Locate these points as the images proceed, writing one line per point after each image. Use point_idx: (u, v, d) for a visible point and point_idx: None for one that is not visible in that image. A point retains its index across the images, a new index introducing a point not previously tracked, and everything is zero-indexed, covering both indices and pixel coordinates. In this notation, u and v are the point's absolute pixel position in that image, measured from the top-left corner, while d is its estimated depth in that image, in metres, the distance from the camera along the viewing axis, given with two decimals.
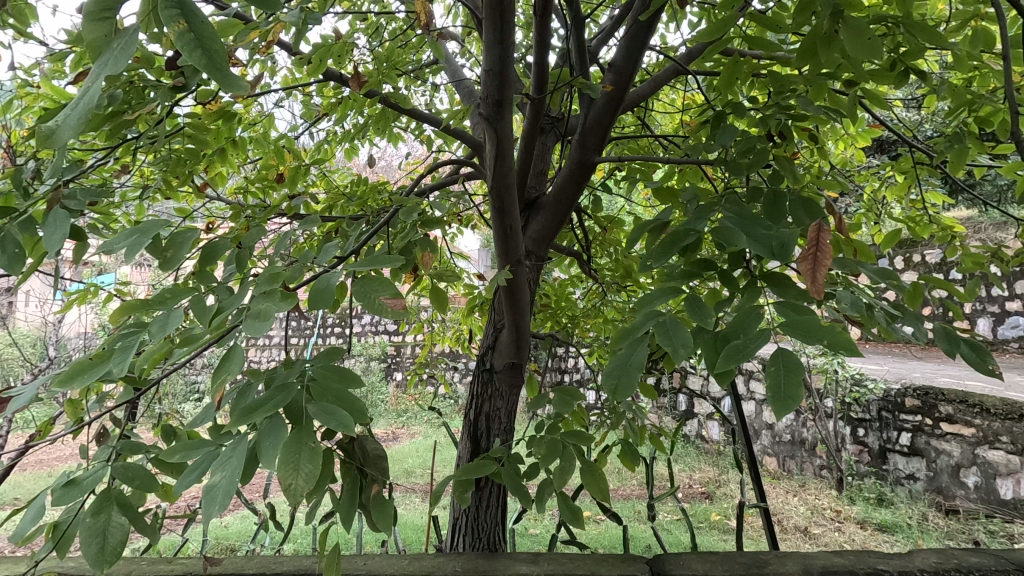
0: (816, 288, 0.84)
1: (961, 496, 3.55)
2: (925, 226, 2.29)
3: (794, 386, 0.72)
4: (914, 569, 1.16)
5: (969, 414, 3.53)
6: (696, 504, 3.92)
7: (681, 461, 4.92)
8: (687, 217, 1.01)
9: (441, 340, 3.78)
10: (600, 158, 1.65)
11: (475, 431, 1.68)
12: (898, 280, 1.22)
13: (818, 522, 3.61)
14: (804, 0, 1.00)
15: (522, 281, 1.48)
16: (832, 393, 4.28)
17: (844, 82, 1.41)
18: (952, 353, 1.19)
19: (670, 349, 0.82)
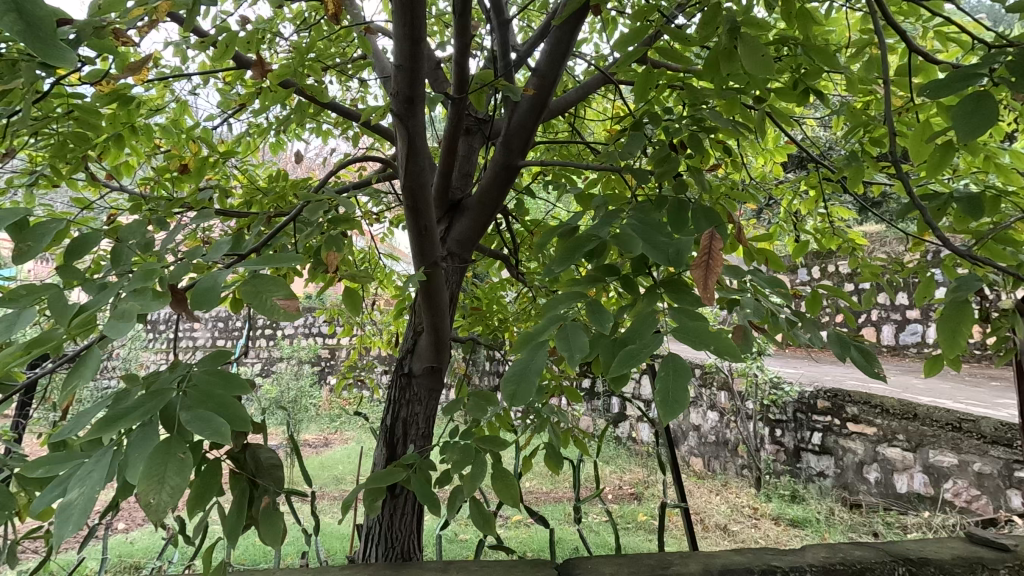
0: (708, 295, 0.87)
1: (864, 490, 3.80)
2: (831, 238, 2.44)
3: (682, 391, 0.74)
4: (805, 565, 1.22)
5: (872, 414, 3.78)
6: (623, 505, 4.01)
7: (612, 463, 5.03)
8: (593, 223, 1.01)
9: (371, 343, 3.69)
10: (524, 162, 1.65)
11: (391, 437, 1.63)
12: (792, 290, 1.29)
13: (737, 520, 3.77)
14: (709, 14, 1.03)
15: (440, 283, 1.45)
16: (752, 396, 4.53)
17: (753, 99, 1.47)
18: (843, 357, 1.26)
19: (567, 354, 0.82)
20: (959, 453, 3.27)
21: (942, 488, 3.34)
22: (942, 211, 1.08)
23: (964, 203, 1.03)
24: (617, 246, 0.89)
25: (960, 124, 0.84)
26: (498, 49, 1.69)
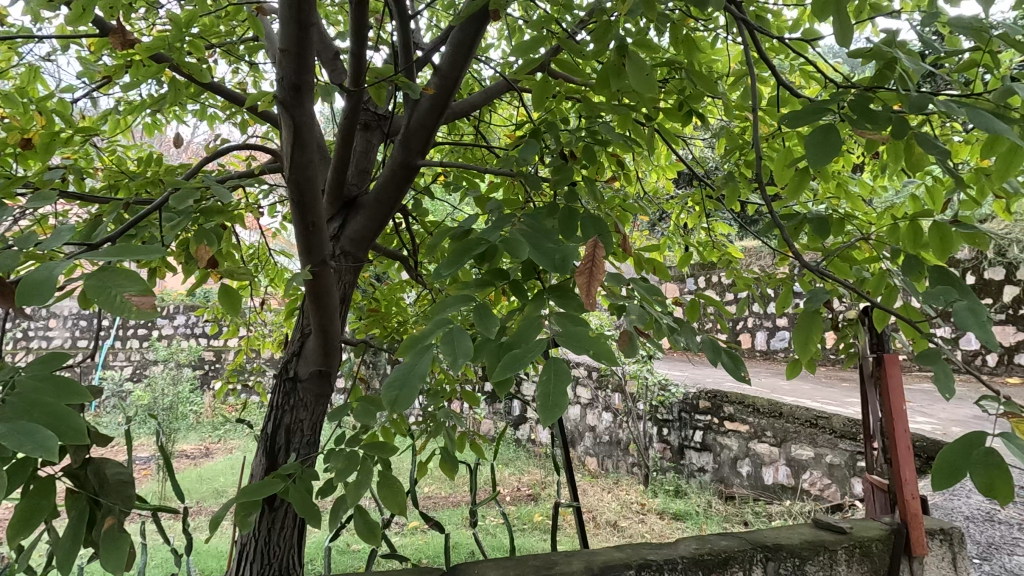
0: (591, 302, 0.89)
1: (738, 483, 4.15)
2: (712, 250, 2.64)
3: (561, 395, 0.75)
4: (676, 557, 1.30)
5: (745, 413, 4.12)
6: (521, 506, 4.07)
7: (511, 466, 5.09)
8: (485, 227, 1.01)
9: (260, 346, 3.47)
10: (424, 162, 1.62)
11: (272, 447, 1.53)
12: (671, 298, 1.37)
13: (626, 516, 3.95)
14: (601, 30, 1.06)
15: (330, 283, 1.39)
16: (643, 397, 4.79)
17: (644, 115, 1.54)
18: (715, 362, 1.37)
19: (451, 360, 0.80)
20: (814, 446, 3.61)
21: (801, 479, 3.67)
22: (797, 229, 1.19)
23: (815, 224, 1.15)
24: (505, 249, 0.89)
25: (810, 152, 0.93)
26: (399, 45, 1.65)
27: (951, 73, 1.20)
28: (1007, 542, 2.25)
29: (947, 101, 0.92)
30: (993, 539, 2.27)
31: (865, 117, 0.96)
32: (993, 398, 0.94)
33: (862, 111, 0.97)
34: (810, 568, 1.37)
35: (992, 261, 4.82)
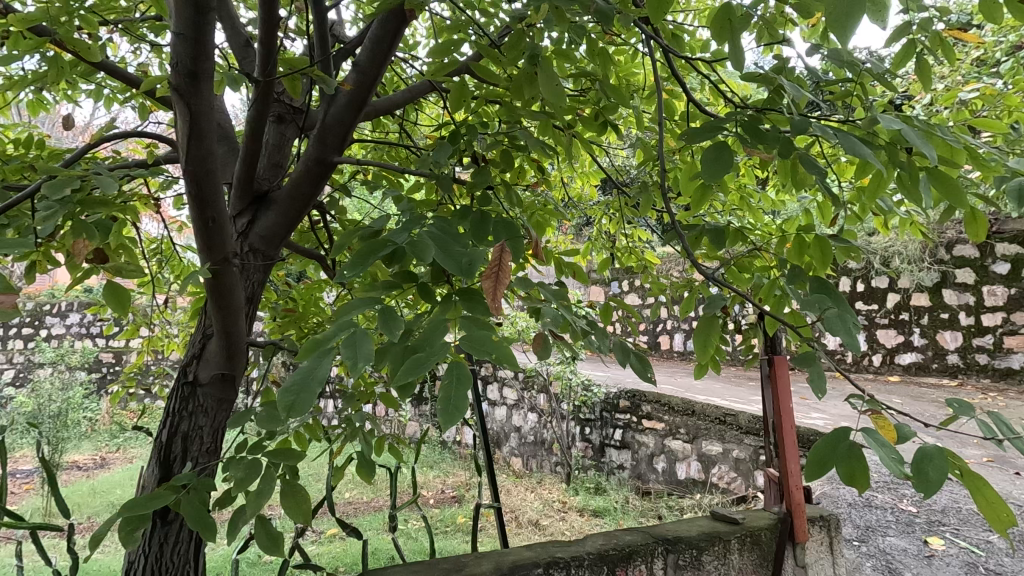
0: (496, 305, 0.90)
1: (653, 479, 4.33)
2: (630, 256, 2.74)
3: (462, 399, 0.76)
4: (583, 554, 1.34)
5: (662, 411, 4.31)
6: (444, 508, 4.04)
7: (436, 468, 5.05)
8: (394, 228, 0.99)
9: (165, 347, 3.24)
10: (341, 159, 1.57)
11: (166, 456, 1.43)
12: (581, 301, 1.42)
13: (547, 514, 4.03)
14: (514, 38, 1.08)
15: (233, 283, 1.32)
16: (567, 397, 4.91)
17: (562, 123, 1.58)
18: (623, 364, 1.43)
19: (351, 363, 0.79)
20: (722, 442, 3.81)
21: (710, 473, 3.88)
22: (696, 240, 1.27)
23: (713, 234, 1.23)
24: (411, 251, 0.89)
25: (704, 168, 0.99)
26: (316, 36, 1.59)
27: (833, 101, 1.32)
28: (881, 524, 2.50)
29: (822, 126, 1.01)
30: (870, 523, 2.51)
31: (753, 137, 1.04)
32: (857, 396, 1.05)
33: (752, 130, 1.05)
34: (706, 558, 1.45)
35: (878, 271, 5.33)
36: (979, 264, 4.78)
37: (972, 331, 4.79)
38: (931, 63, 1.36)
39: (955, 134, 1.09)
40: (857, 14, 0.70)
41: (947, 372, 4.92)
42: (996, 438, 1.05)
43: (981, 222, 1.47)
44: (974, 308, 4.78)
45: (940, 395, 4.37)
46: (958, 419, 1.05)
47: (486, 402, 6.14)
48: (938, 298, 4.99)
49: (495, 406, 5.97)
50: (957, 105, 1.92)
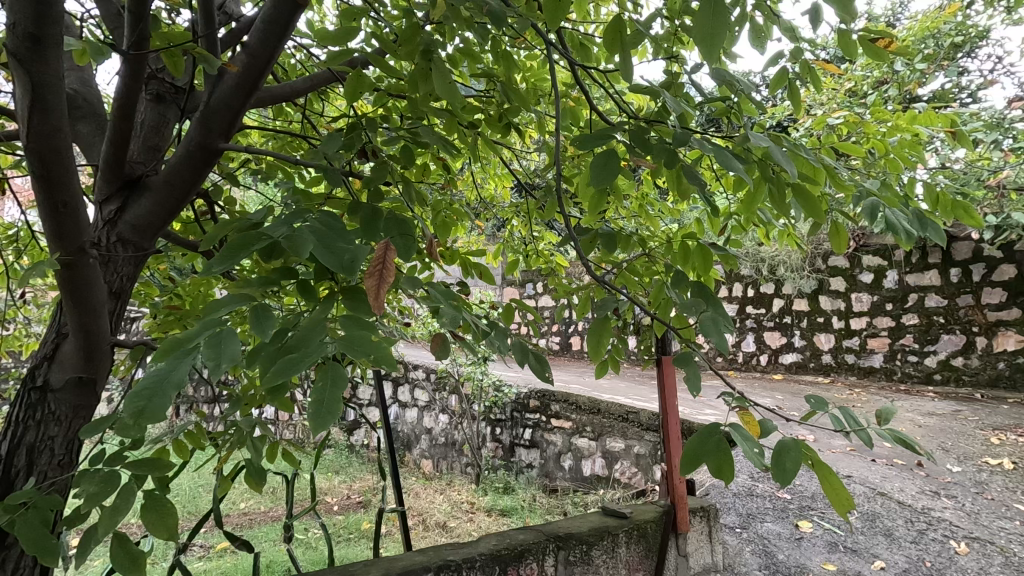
0: (379, 304, 0.87)
1: (560, 476, 4.44)
2: (538, 258, 2.79)
3: (335, 403, 0.73)
4: (475, 555, 1.34)
5: (569, 410, 4.41)
6: (347, 515, 3.90)
7: (342, 473, 4.88)
8: (274, 220, 0.93)
9: (24, 347, 2.88)
10: (228, 146, 1.46)
11: (6, 471, 1.25)
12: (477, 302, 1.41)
13: (455, 515, 4.00)
14: (409, 32, 1.06)
15: (92, 275, 1.18)
16: (478, 398, 4.92)
17: (467, 121, 1.57)
18: (522, 364, 1.44)
19: (212, 365, 0.73)
20: (625, 438, 3.97)
21: (613, 469, 4.03)
22: (590, 244, 1.30)
23: (605, 239, 1.28)
24: (288, 246, 0.84)
25: (592, 175, 1.02)
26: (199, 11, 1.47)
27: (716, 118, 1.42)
28: (760, 511, 2.70)
29: (701, 140, 1.07)
30: (751, 510, 2.71)
31: (640, 147, 1.10)
32: (728, 395, 1.12)
33: (639, 141, 1.10)
34: (596, 553, 1.50)
35: (766, 278, 5.81)
36: (849, 273, 5.34)
37: (842, 333, 5.34)
38: (800, 89, 1.49)
39: (815, 155, 1.20)
40: (719, 35, 0.74)
41: (821, 370, 5.45)
42: (844, 430, 1.17)
43: (842, 235, 1.63)
44: (844, 313, 5.33)
45: (814, 391, 4.83)
46: (814, 414, 1.15)
47: (397, 404, 6.02)
48: (815, 304, 5.52)
49: (406, 408, 5.87)
50: (827, 129, 2.12)
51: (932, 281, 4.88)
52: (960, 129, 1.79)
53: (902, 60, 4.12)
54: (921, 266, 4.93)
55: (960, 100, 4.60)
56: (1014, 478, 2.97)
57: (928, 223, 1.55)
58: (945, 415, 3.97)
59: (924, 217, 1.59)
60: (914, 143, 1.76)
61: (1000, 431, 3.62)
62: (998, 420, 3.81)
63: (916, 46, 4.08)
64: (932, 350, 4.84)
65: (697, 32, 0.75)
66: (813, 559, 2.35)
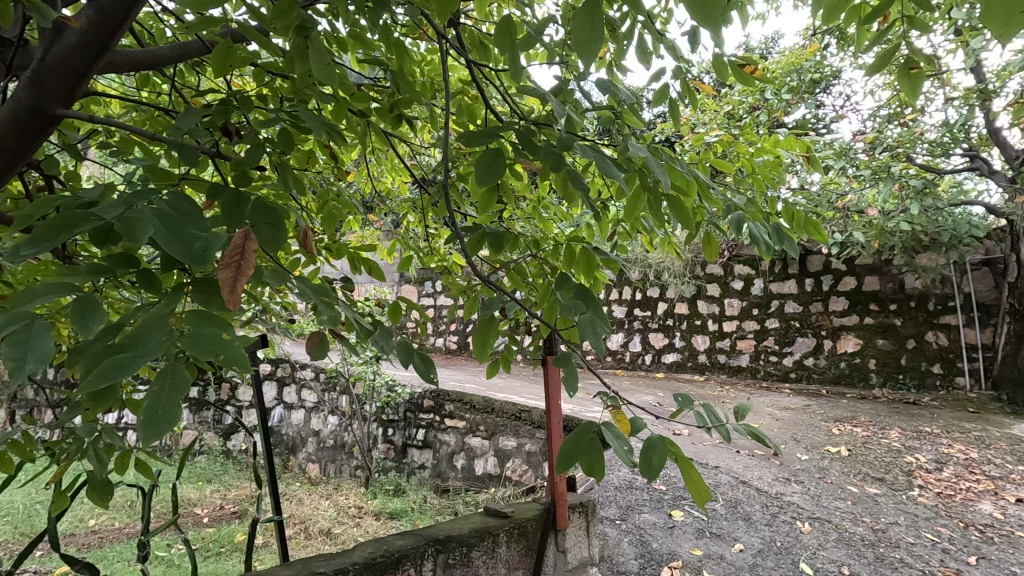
0: (234, 299, 0.79)
1: (453, 476, 4.41)
2: (433, 256, 2.75)
3: (173, 408, 0.64)
4: (348, 565, 1.28)
5: (463, 410, 4.40)
6: (219, 527, 3.59)
7: (216, 482, 4.49)
8: (110, 200, 0.81)
9: None
10: (68, 113, 1.27)
11: None
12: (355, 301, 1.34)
13: (340, 521, 3.83)
14: (283, 5, 0.96)
15: None
16: (370, 399, 4.76)
17: (357, 110, 1.50)
18: (405, 364, 1.39)
19: (15, 366, 0.61)
20: (517, 437, 4.00)
21: (504, 467, 4.06)
22: (477, 243, 1.28)
23: (491, 239, 1.27)
24: (123, 230, 0.73)
25: (476, 172, 1.01)
26: None
27: (604, 128, 1.47)
28: (639, 503, 2.86)
29: (585, 146, 1.09)
30: (630, 502, 2.86)
31: (526, 148, 1.10)
32: (603, 393, 1.16)
33: (525, 142, 1.10)
34: (476, 553, 1.50)
35: (652, 282, 6.19)
36: (723, 280, 5.84)
37: (716, 335, 5.83)
38: (678, 107, 1.59)
39: (688, 169, 1.27)
40: (595, 42, 0.76)
41: (697, 369, 5.91)
42: (707, 426, 1.25)
43: (713, 245, 1.75)
44: (719, 316, 5.82)
45: (691, 389, 5.22)
46: (681, 412, 1.23)
47: (281, 405, 5.67)
48: (694, 308, 5.97)
49: (291, 409, 5.56)
50: (705, 145, 2.28)
51: (791, 289, 5.46)
52: (814, 155, 2.00)
53: (772, 90, 4.57)
54: (782, 275, 5.51)
55: (817, 130, 5.20)
56: (849, 464, 3.40)
57: (785, 237, 1.71)
58: (797, 409, 4.47)
59: (782, 231, 1.75)
60: (776, 164, 1.94)
61: (839, 422, 4.13)
62: (838, 413, 4.35)
63: (783, 78, 4.55)
64: (789, 351, 5.42)
65: (575, 39, 0.76)
66: (683, 546, 2.52)
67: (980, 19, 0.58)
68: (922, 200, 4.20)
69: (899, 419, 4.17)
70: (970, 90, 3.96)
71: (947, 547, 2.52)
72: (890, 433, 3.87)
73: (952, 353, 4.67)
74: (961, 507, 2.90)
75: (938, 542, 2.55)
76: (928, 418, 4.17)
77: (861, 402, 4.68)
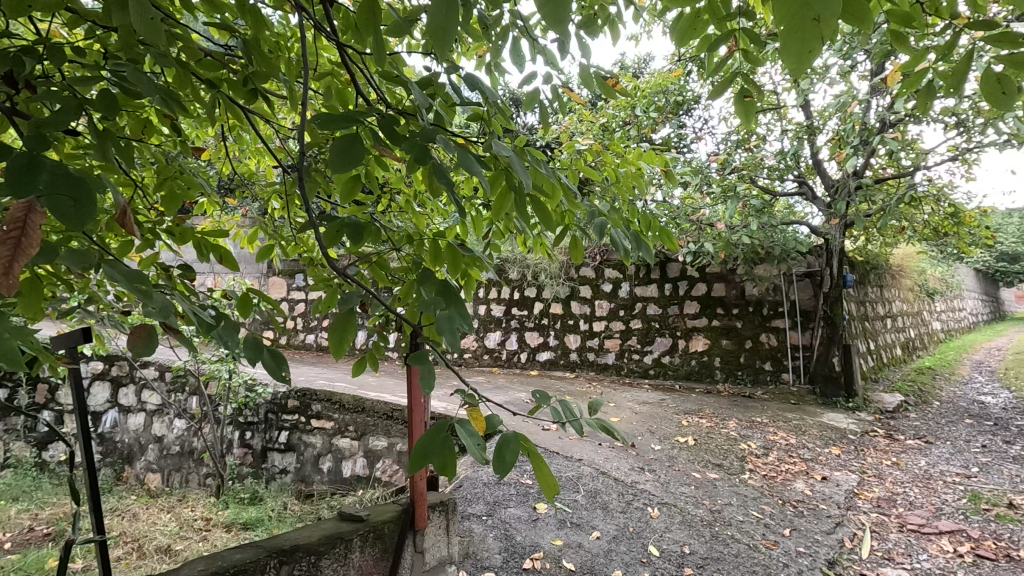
0: (8, 282, 0.73)
1: (317, 480, 4.18)
2: (296, 246, 2.57)
3: None
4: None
5: (331, 410, 4.18)
6: (23, 553, 3.05)
7: (24, 500, 3.83)
8: None
9: None
10: None
11: None
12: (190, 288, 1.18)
13: (182, 537, 3.45)
14: None
15: None
16: (225, 400, 4.36)
17: (205, 80, 1.35)
18: (254, 362, 1.26)
19: None
20: (388, 437, 3.87)
21: (374, 469, 3.91)
22: (334, 235, 1.21)
23: (350, 229, 1.19)
24: None
25: (329, 157, 0.95)
26: None
27: (474, 128, 1.47)
28: (505, 498, 2.91)
29: (447, 140, 1.08)
30: (497, 497, 2.90)
31: (388, 138, 1.06)
32: (461, 392, 1.16)
33: (386, 130, 1.06)
34: (325, 562, 1.57)
35: (529, 283, 6.39)
36: (594, 282, 6.19)
37: (587, 335, 6.16)
38: (547, 112, 1.64)
39: (552, 172, 1.31)
40: (451, 34, 0.74)
41: (569, 366, 6.19)
42: (562, 421, 1.29)
43: (578, 248, 1.82)
44: (589, 317, 6.16)
45: (561, 385, 5.45)
46: (540, 408, 1.25)
47: (116, 409, 5.00)
48: (567, 308, 6.26)
49: (128, 413, 4.93)
50: (577, 152, 2.38)
51: (652, 293, 5.93)
52: (671, 170, 2.17)
53: (641, 107, 4.94)
54: (645, 280, 5.96)
55: (680, 148, 5.70)
56: (694, 452, 3.75)
57: (641, 244, 1.83)
58: (653, 404, 4.86)
59: (639, 238, 1.86)
60: (637, 175, 2.08)
61: (688, 415, 4.56)
62: (688, 406, 4.80)
63: (651, 98, 4.94)
64: (649, 350, 5.88)
65: (432, 28, 0.74)
66: (545, 537, 2.61)
67: (779, 58, 0.64)
68: (759, 217, 4.77)
69: (736, 411, 4.69)
70: (800, 125, 4.59)
71: (768, 522, 2.88)
72: (729, 424, 4.36)
73: (780, 352, 5.36)
74: (781, 487, 3.33)
75: (762, 519, 2.91)
76: (759, 410, 4.75)
77: (707, 396, 5.21)
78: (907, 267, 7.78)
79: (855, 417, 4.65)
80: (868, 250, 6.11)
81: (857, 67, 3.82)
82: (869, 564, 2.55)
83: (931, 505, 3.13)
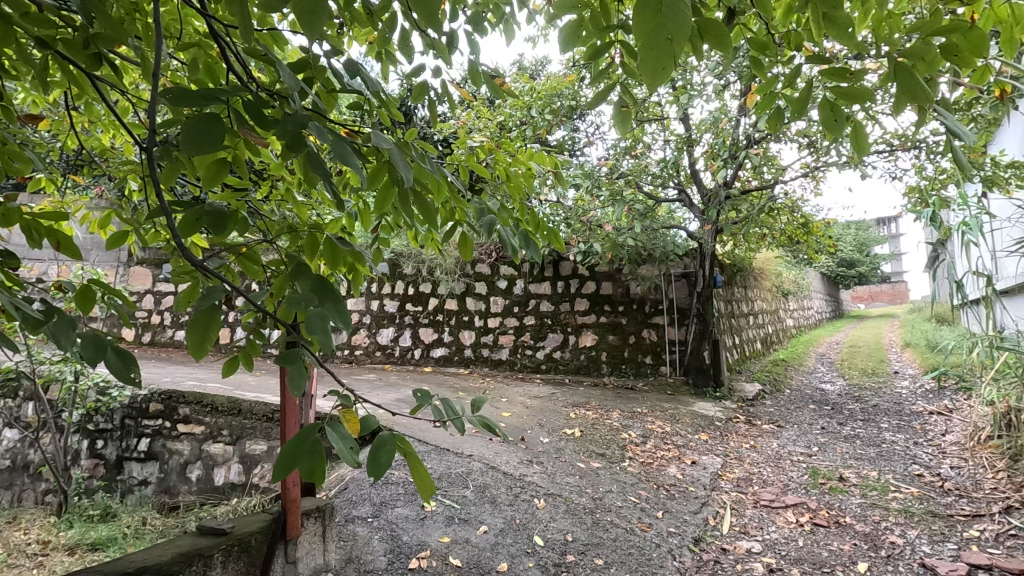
0: None
1: (183, 490, 3.82)
2: (154, 235, 2.30)
3: None
4: None
5: (201, 413, 3.83)
6: None
7: None
8: None
9: None
10: None
11: None
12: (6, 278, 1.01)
13: (11, 565, 2.99)
14: None
15: None
16: (69, 406, 3.84)
17: (36, 38, 1.17)
18: (95, 361, 1.10)
19: None
20: (267, 440, 3.59)
21: (251, 474, 3.63)
22: (192, 224, 1.09)
23: (211, 218, 1.08)
24: None
25: (182, 137, 0.86)
26: None
27: (357, 117, 1.40)
28: (393, 498, 2.85)
29: (322, 127, 1.01)
30: (384, 498, 2.83)
31: (255, 121, 0.98)
32: (336, 394, 1.11)
33: (252, 113, 0.98)
34: None
35: (424, 278, 6.31)
36: (490, 279, 6.24)
37: (481, 331, 6.20)
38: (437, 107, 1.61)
39: (435, 168, 1.29)
40: (317, 13, 0.71)
41: (463, 363, 6.19)
42: (444, 420, 1.28)
43: (467, 245, 1.81)
44: (484, 313, 6.21)
45: (454, 382, 5.45)
46: (420, 408, 1.23)
47: None
48: (462, 304, 6.26)
49: None
50: (470, 148, 2.37)
51: (544, 291, 6.11)
52: (561, 172, 2.23)
53: (537, 109, 5.05)
54: (539, 277, 6.12)
55: (573, 151, 5.91)
56: (580, 443, 3.92)
57: (529, 242, 1.85)
58: (544, 398, 5.01)
59: (528, 237, 1.89)
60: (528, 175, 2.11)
61: (576, 407, 4.75)
62: (576, 399, 5.01)
63: (547, 100, 5.06)
64: (541, 345, 6.04)
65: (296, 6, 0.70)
66: (432, 535, 2.59)
67: (638, 70, 0.66)
68: (643, 221, 5.08)
69: (619, 403, 4.98)
70: (680, 137, 4.93)
71: (644, 506, 3.09)
72: (612, 415, 4.60)
73: (659, 346, 5.76)
74: (656, 472, 3.58)
75: (638, 503, 3.11)
76: (639, 401, 5.07)
77: (594, 389, 5.46)
78: (767, 270, 8.69)
79: (721, 405, 5.12)
80: (735, 254, 6.74)
81: (729, 87, 4.19)
82: (728, 538, 2.82)
83: (780, 482, 3.53)
